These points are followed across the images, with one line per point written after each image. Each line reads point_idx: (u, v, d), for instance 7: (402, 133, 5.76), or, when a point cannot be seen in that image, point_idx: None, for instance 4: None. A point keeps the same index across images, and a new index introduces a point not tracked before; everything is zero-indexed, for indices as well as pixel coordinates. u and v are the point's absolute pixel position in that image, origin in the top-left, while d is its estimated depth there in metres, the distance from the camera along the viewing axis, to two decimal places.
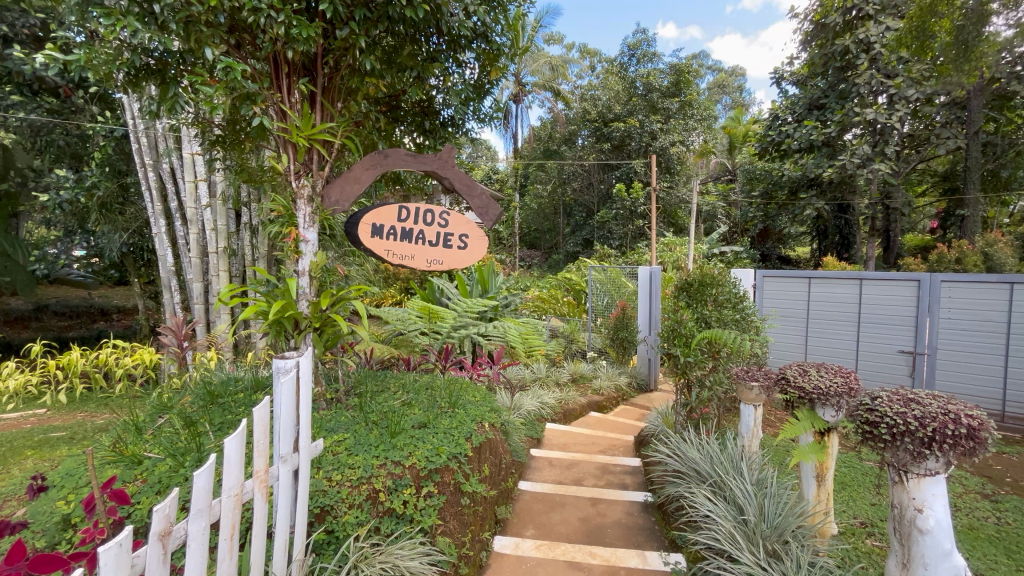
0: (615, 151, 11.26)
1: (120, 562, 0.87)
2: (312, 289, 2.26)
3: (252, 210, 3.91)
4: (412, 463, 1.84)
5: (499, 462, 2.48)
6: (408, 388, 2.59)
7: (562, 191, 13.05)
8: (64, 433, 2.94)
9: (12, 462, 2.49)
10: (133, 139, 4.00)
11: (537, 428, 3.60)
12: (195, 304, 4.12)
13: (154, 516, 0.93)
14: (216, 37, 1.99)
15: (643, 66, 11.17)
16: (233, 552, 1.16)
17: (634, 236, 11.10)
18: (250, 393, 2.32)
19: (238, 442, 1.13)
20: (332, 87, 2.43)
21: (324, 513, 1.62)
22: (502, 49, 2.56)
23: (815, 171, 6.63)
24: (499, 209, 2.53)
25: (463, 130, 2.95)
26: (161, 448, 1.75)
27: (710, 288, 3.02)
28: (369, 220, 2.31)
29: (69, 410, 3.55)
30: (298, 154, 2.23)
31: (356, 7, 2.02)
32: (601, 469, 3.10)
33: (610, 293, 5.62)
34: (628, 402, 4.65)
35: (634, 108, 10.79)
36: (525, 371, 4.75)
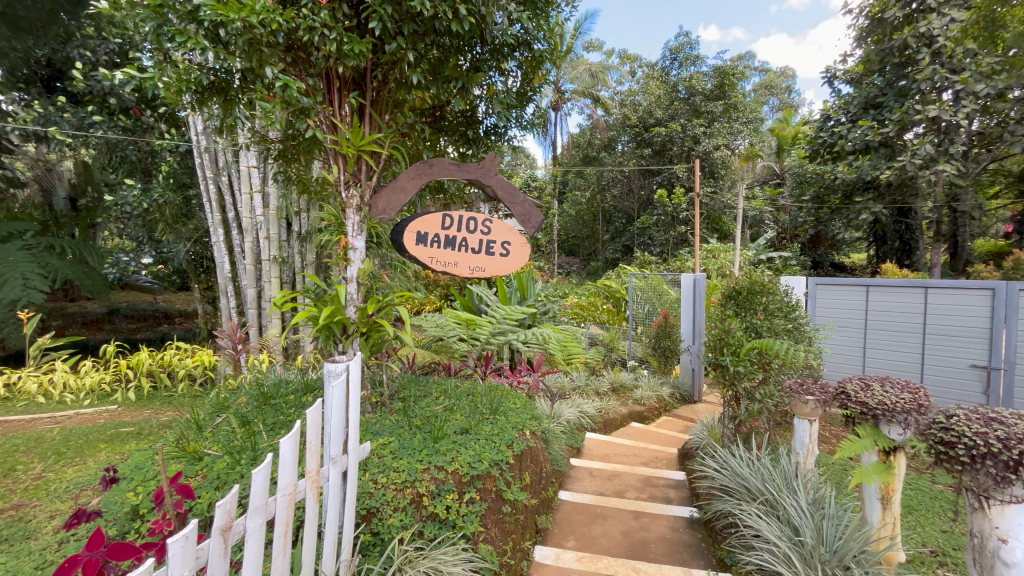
0: (655, 156, 11.03)
1: (186, 555, 0.91)
2: (359, 294, 2.34)
3: (302, 219, 4.09)
4: (455, 468, 1.85)
5: (539, 471, 2.46)
6: (450, 393, 2.62)
7: (602, 198, 12.95)
8: (133, 429, 3.15)
9: (89, 454, 2.68)
10: (196, 155, 4.28)
11: (576, 437, 3.55)
12: (249, 309, 4.33)
13: (217, 511, 0.97)
14: (275, 56, 2.10)
15: (686, 70, 10.99)
16: (286, 549, 1.20)
17: (676, 243, 10.84)
18: (301, 395, 2.41)
19: (293, 443, 1.17)
20: (380, 99, 2.51)
21: (370, 515, 1.66)
22: (544, 55, 2.57)
23: (872, 173, 6.27)
24: (541, 216, 2.54)
25: (505, 138, 2.98)
26: (220, 445, 1.85)
27: (760, 296, 2.90)
28: (414, 228, 2.37)
29: (137, 407, 3.80)
30: (348, 165, 2.32)
31: (404, 22, 2.10)
32: (644, 482, 3.02)
33: (651, 301, 5.50)
34: (670, 413, 4.52)
35: (676, 112, 10.60)
36: (564, 380, 4.71)
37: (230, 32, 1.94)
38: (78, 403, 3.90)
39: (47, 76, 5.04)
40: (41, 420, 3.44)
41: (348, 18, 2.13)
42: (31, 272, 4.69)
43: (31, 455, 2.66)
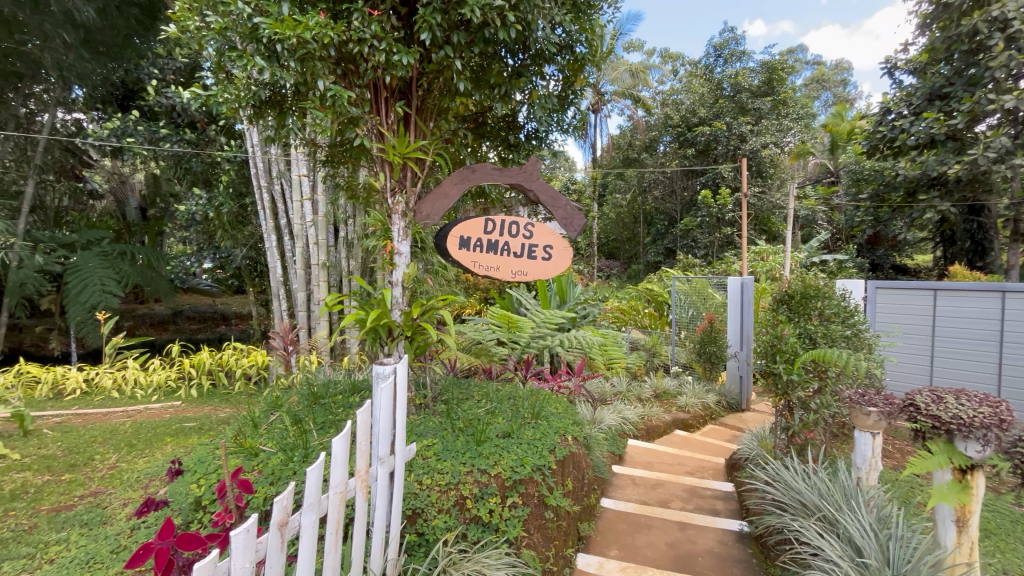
0: (699, 156, 10.73)
1: (247, 547, 0.95)
2: (405, 298, 2.39)
3: (349, 225, 4.22)
4: (497, 472, 1.86)
5: (582, 477, 2.43)
6: (491, 396, 2.63)
7: (643, 200, 12.73)
8: (195, 424, 3.35)
9: (157, 447, 2.87)
10: (252, 164, 4.50)
11: (619, 444, 3.48)
12: (299, 311, 4.52)
13: (274, 508, 1.01)
14: (326, 68, 2.17)
15: (731, 66, 10.68)
16: (337, 545, 1.23)
17: (721, 245, 10.49)
18: (348, 395, 2.49)
19: (344, 443, 1.20)
20: (425, 107, 2.57)
21: (415, 515, 1.69)
22: (587, 57, 2.56)
23: (938, 169, 5.85)
24: (583, 219, 2.48)
25: (547, 142, 2.97)
26: (274, 442, 1.93)
27: (815, 301, 2.76)
28: (457, 233, 2.40)
29: (198, 404, 4.04)
30: (394, 172, 2.39)
31: (451, 31, 2.13)
32: (689, 493, 2.93)
33: (695, 305, 5.33)
34: (716, 422, 4.37)
35: (721, 110, 10.29)
36: (605, 385, 4.63)
37: (285, 49, 2.02)
38: (147, 398, 4.19)
39: (120, 96, 5.59)
40: (115, 413, 3.72)
41: (395, 28, 2.19)
42: (107, 278, 5.12)
43: (107, 446, 2.88)
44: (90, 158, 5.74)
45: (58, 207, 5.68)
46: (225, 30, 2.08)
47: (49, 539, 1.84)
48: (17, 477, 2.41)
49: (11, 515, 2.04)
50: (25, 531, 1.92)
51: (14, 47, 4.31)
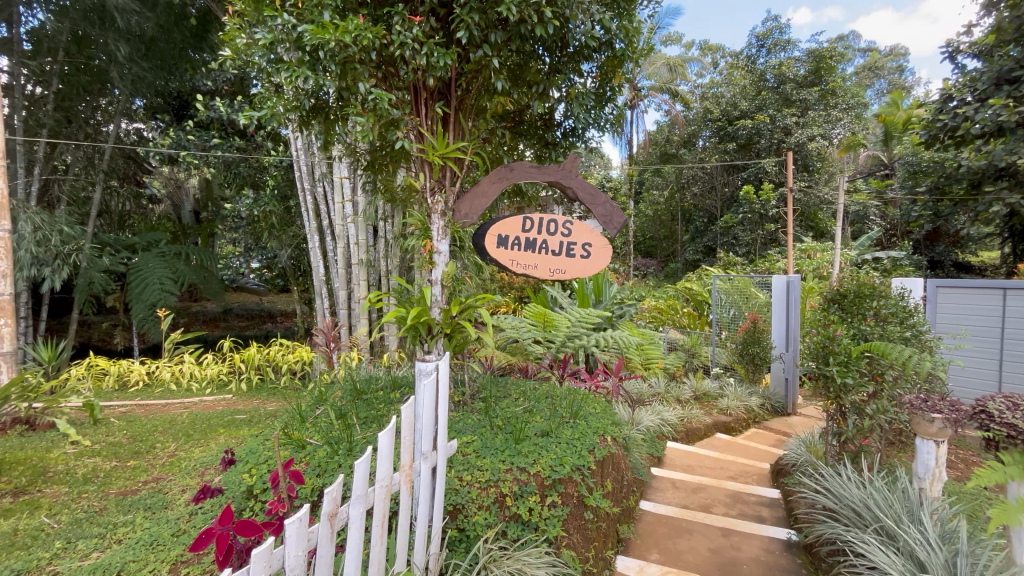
0: (741, 150, 10.36)
1: (300, 535, 0.98)
2: (443, 296, 2.42)
3: (388, 225, 4.31)
4: (537, 471, 1.86)
5: (621, 479, 2.40)
6: (529, 395, 2.63)
7: (681, 197, 12.41)
8: (245, 416, 3.51)
9: (211, 437, 3.03)
10: (296, 168, 4.66)
11: (658, 446, 3.40)
12: (341, 309, 4.65)
13: (325, 499, 1.03)
14: (367, 72, 2.21)
15: (775, 57, 10.29)
16: (383, 538, 1.25)
17: (765, 243, 10.10)
18: (389, 391, 2.54)
19: (390, 437, 1.23)
20: (464, 107, 2.59)
21: (456, 511, 1.71)
22: (625, 53, 2.52)
23: (1007, 159, 5.42)
24: (623, 216, 2.48)
25: (584, 139, 2.94)
26: (320, 435, 1.99)
27: (870, 300, 2.62)
28: (495, 232, 2.41)
29: (247, 397, 4.23)
30: (433, 172, 2.42)
31: (490, 30, 2.14)
32: (732, 498, 2.84)
33: (737, 305, 5.14)
34: (760, 425, 4.21)
35: (764, 103, 9.91)
36: (643, 385, 4.54)
37: (328, 55, 2.07)
38: (201, 391, 4.42)
39: (176, 106, 5.91)
40: (173, 405, 3.95)
41: (435, 30, 2.22)
42: (165, 278, 5.44)
43: (167, 435, 3.05)
44: (149, 166, 6.10)
45: (121, 211, 6.17)
46: (272, 43, 2.17)
47: (118, 521, 1.96)
48: (89, 462, 2.60)
49: (84, 498, 2.19)
50: (96, 512, 2.06)
51: (85, 62, 4.61)
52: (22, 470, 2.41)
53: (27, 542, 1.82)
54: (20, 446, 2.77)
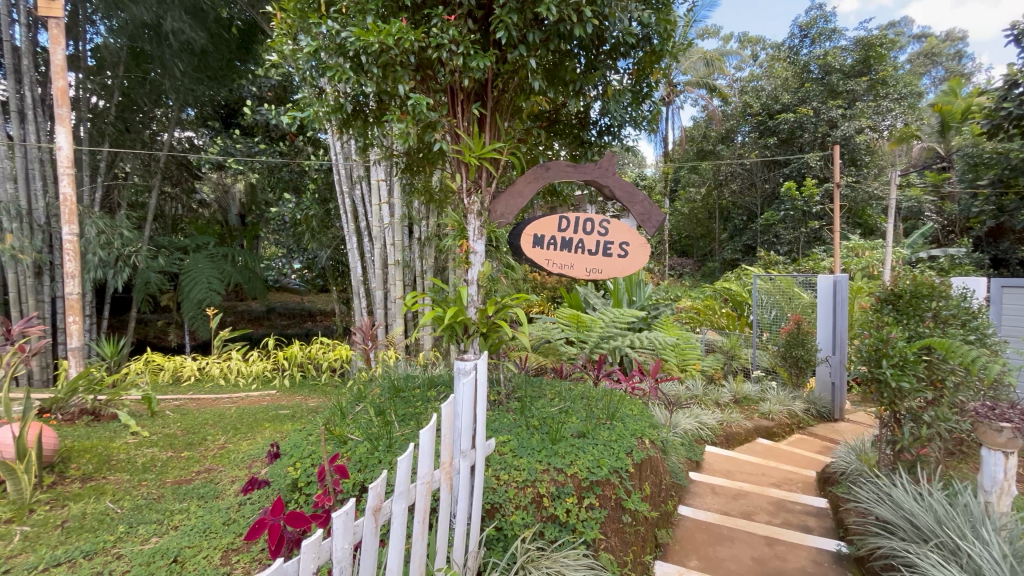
0: (782, 145, 9.96)
1: (346, 528, 1.01)
2: (479, 296, 2.43)
3: (423, 225, 4.38)
4: (574, 472, 1.85)
5: (659, 483, 2.35)
6: (564, 396, 2.61)
7: (719, 194, 12.07)
8: (288, 411, 3.64)
9: (257, 431, 3.15)
10: (336, 171, 4.79)
11: (696, 450, 3.31)
12: (377, 308, 4.74)
13: (370, 493, 1.06)
14: (407, 74, 2.24)
15: (819, 47, 9.86)
16: (424, 534, 1.27)
17: (808, 241, 9.68)
18: (426, 389, 2.58)
19: (431, 435, 1.24)
20: (500, 108, 2.59)
21: (494, 510, 1.71)
22: (664, 48, 2.47)
23: None
24: (663, 214, 2.43)
25: (620, 137, 2.90)
26: (361, 431, 2.04)
27: (927, 301, 2.47)
28: (531, 231, 2.40)
29: (290, 393, 4.39)
30: (469, 173, 2.44)
31: (528, 29, 2.13)
32: (776, 506, 2.73)
33: (779, 305, 4.95)
34: (805, 431, 4.05)
35: (807, 95, 9.52)
36: (680, 388, 4.43)
37: (370, 57, 2.11)
38: (247, 386, 4.62)
39: (225, 115, 6.19)
40: (222, 400, 4.14)
41: (474, 32, 2.23)
42: (213, 278, 5.71)
43: (217, 428, 3.20)
44: (199, 172, 6.42)
45: (174, 216, 6.61)
46: (317, 49, 2.24)
47: (174, 508, 2.07)
48: (148, 452, 2.75)
49: (144, 485, 2.32)
50: (155, 499, 2.17)
51: (142, 76, 4.92)
52: (89, 457, 2.58)
53: (95, 525, 1.94)
54: (87, 435, 2.97)
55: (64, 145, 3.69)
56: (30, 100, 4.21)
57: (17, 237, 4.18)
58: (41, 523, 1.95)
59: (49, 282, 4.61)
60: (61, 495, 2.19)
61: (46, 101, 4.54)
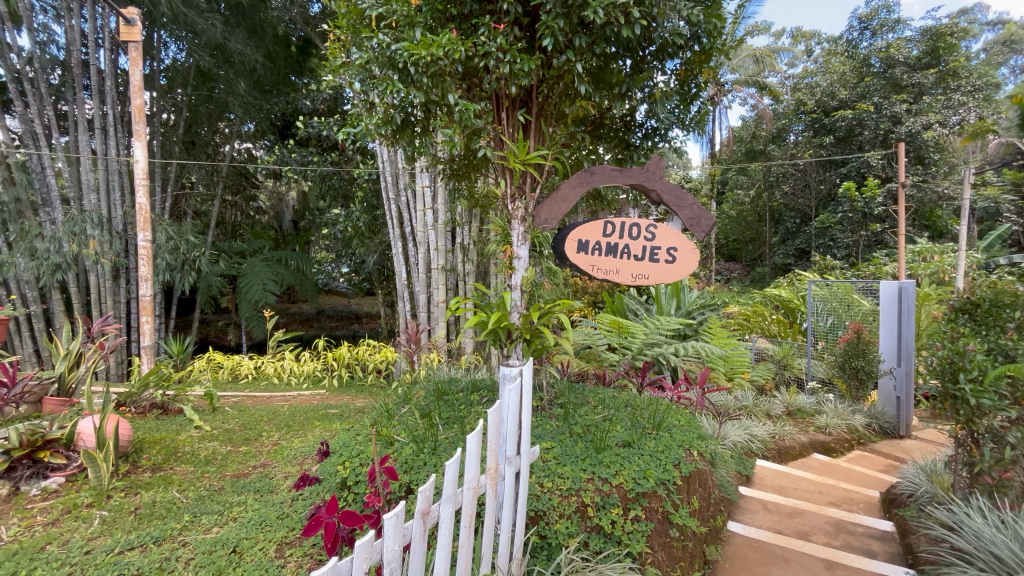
0: (839, 144, 9.40)
1: (396, 530, 1.03)
2: (523, 301, 2.42)
3: (466, 230, 4.44)
4: (620, 482, 1.81)
5: (708, 496, 2.27)
6: (608, 403, 2.57)
7: (769, 196, 11.57)
8: (336, 411, 3.77)
9: (308, 429, 3.28)
10: (383, 178, 4.94)
11: (746, 464, 3.17)
12: (420, 311, 4.83)
13: (418, 497, 1.07)
14: (454, 83, 2.28)
15: (881, 38, 9.30)
16: (470, 539, 1.27)
17: (869, 245, 9.10)
18: (469, 393, 2.60)
19: (477, 441, 1.24)
20: (545, 113, 2.59)
21: (538, 518, 1.70)
22: (713, 47, 2.40)
23: None
24: (713, 218, 2.34)
25: (666, 140, 2.84)
26: (407, 433, 2.08)
27: (1009, 311, 2.20)
28: (575, 236, 2.38)
29: (338, 393, 4.54)
30: (514, 178, 2.45)
31: (575, 34, 2.12)
32: (835, 527, 2.58)
33: (836, 313, 4.68)
34: (866, 448, 3.80)
35: (868, 90, 9.00)
36: (729, 397, 4.25)
37: (419, 70, 2.17)
38: (299, 385, 4.83)
39: (281, 126, 6.53)
40: (276, 397, 4.34)
41: (520, 39, 2.25)
42: (268, 281, 6.02)
43: (271, 425, 3.36)
44: (257, 181, 6.78)
45: (234, 222, 7.13)
46: (368, 63, 2.33)
47: (233, 500, 2.18)
48: (210, 445, 2.92)
49: (206, 477, 2.46)
50: (215, 491, 2.30)
51: (208, 93, 5.24)
52: (158, 449, 2.76)
53: (163, 512, 2.07)
54: (156, 428, 3.19)
55: (141, 158, 3.99)
56: (112, 117, 4.60)
57: (98, 243, 4.56)
58: (117, 509, 2.10)
59: (124, 285, 5.00)
60: (135, 483, 2.35)
61: (124, 118, 4.92)
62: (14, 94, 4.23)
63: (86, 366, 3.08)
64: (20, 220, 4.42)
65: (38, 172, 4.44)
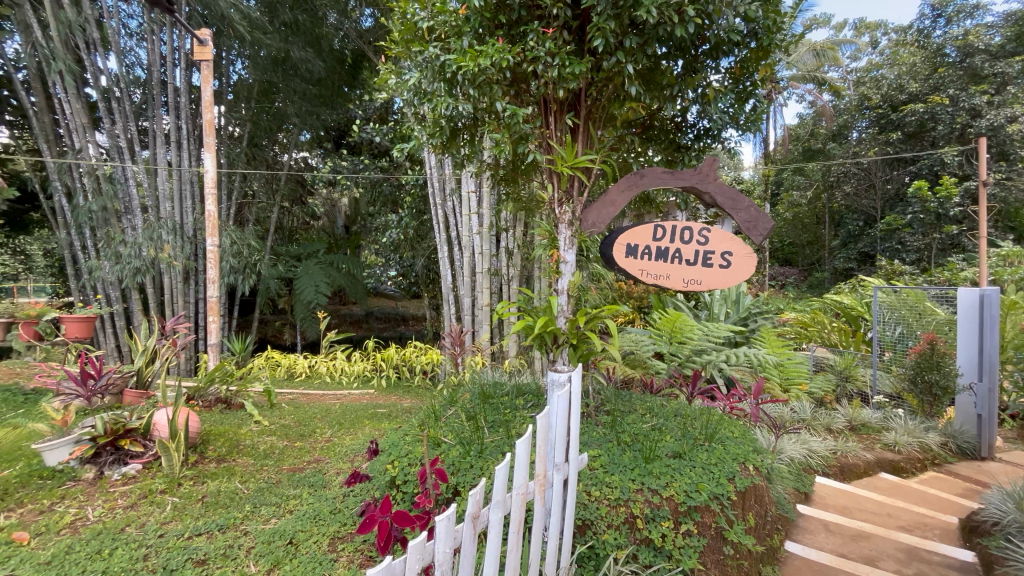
0: (909, 140, 8.77)
1: (448, 533, 1.04)
2: (569, 306, 2.37)
3: (511, 234, 4.47)
4: (670, 495, 1.76)
5: (764, 514, 2.17)
6: (656, 412, 2.49)
7: (829, 197, 10.95)
8: (385, 410, 3.89)
9: (359, 427, 3.40)
10: (431, 184, 5.05)
11: (804, 480, 2.99)
12: (465, 314, 4.89)
13: (469, 500, 1.08)
14: (503, 90, 2.30)
15: (957, 26, 8.62)
16: (519, 545, 1.27)
17: (942, 248, 8.42)
18: (514, 397, 2.60)
19: (526, 446, 1.24)
20: (593, 117, 2.56)
21: (585, 527, 1.67)
22: (771, 44, 2.31)
23: None
24: (770, 221, 2.23)
25: (720, 140, 2.74)
26: (453, 435, 2.10)
27: None
28: (624, 241, 2.33)
29: (386, 393, 4.68)
30: (561, 183, 2.43)
31: (626, 35, 2.09)
32: (907, 554, 2.38)
33: (904, 322, 4.33)
34: (941, 469, 3.50)
35: (941, 81, 8.37)
36: (785, 409, 4.03)
37: (469, 78, 2.20)
38: (350, 384, 5.01)
39: (335, 136, 6.83)
40: (329, 395, 4.53)
41: (569, 43, 2.25)
42: (320, 283, 6.28)
43: (325, 422, 3.50)
44: (313, 188, 7.11)
45: (291, 228, 7.47)
46: (421, 74, 2.39)
47: (290, 493, 2.29)
48: (268, 440, 3.08)
49: (265, 470, 2.60)
50: (274, 483, 2.42)
51: (269, 106, 5.56)
52: (222, 441, 2.94)
53: (227, 502, 2.20)
54: (222, 421, 3.40)
55: (210, 168, 4.27)
56: (186, 130, 4.95)
57: (172, 247, 4.92)
58: (187, 496, 2.25)
59: (194, 286, 5.36)
60: (202, 473, 2.51)
61: (196, 131, 5.28)
62: (103, 112, 4.64)
63: (160, 361, 3.32)
64: (107, 227, 4.86)
65: (121, 182, 4.81)
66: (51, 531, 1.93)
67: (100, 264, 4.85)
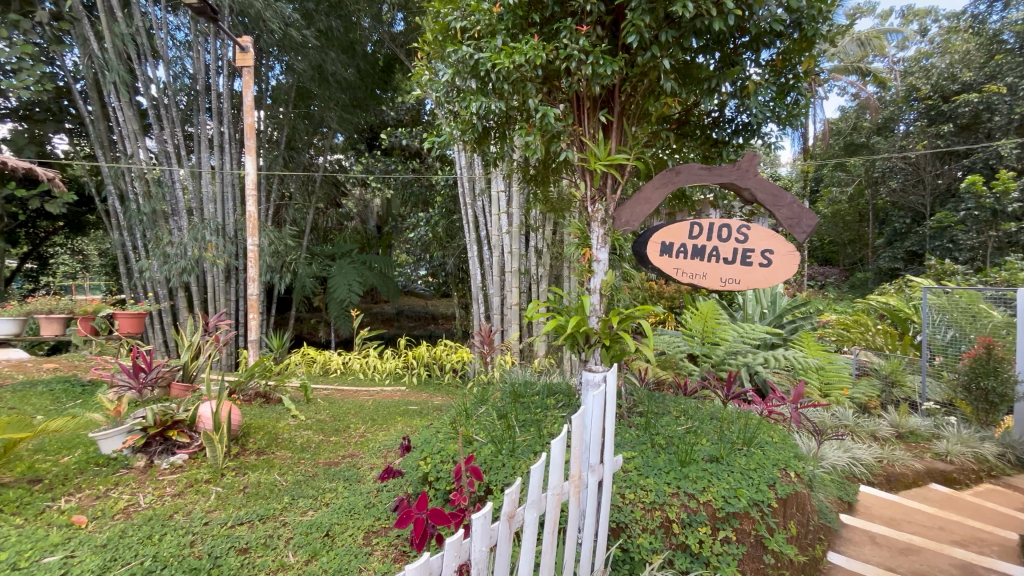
0: (961, 132, 8.30)
1: (484, 532, 1.04)
2: (602, 305, 2.35)
3: (541, 234, 4.45)
4: (708, 500, 1.71)
5: (806, 523, 2.08)
6: (691, 414, 2.43)
7: (873, 194, 10.46)
8: (416, 407, 3.94)
9: (391, 424, 3.46)
10: (460, 184, 5.09)
11: (848, 489, 2.86)
12: (494, 314, 4.90)
13: (505, 499, 1.08)
14: (535, 88, 2.29)
15: (1016, 10, 8.10)
16: (553, 546, 1.25)
17: (999, 246, 7.91)
18: (545, 397, 2.59)
19: (561, 446, 1.22)
20: (626, 113, 2.53)
21: (619, 530, 1.65)
22: (814, 34, 2.23)
23: None
24: (814, 218, 2.15)
25: (759, 135, 2.65)
26: (485, 433, 2.11)
27: None
28: (658, 238, 2.28)
29: (417, 390, 4.74)
30: (594, 181, 2.39)
31: (662, 29, 2.04)
32: (962, 570, 2.25)
33: (957, 325, 4.06)
34: (999, 481, 3.29)
35: (998, 70, 7.87)
36: (826, 414, 3.87)
37: (501, 76, 2.19)
38: (381, 381, 5.10)
39: (367, 138, 6.97)
40: (361, 392, 4.63)
41: (603, 39, 2.22)
42: (353, 282, 6.43)
43: (358, 418, 3.57)
44: (346, 189, 7.27)
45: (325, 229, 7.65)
46: (453, 75, 2.41)
47: (325, 487, 2.35)
48: (304, 434, 3.17)
49: (302, 463, 2.67)
50: (310, 476, 2.49)
51: (306, 109, 5.73)
52: (262, 434, 3.04)
53: (267, 493, 2.27)
54: (260, 415, 3.52)
55: (251, 171, 4.42)
56: (228, 135, 5.14)
57: (215, 247, 5.12)
58: (229, 487, 2.34)
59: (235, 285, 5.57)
60: (243, 464, 2.60)
61: (237, 135, 5.48)
62: (153, 119, 4.87)
63: (204, 356, 3.47)
64: (156, 228, 5.10)
65: (169, 186, 5.04)
66: (106, 516, 2.04)
67: (150, 263, 5.11)
